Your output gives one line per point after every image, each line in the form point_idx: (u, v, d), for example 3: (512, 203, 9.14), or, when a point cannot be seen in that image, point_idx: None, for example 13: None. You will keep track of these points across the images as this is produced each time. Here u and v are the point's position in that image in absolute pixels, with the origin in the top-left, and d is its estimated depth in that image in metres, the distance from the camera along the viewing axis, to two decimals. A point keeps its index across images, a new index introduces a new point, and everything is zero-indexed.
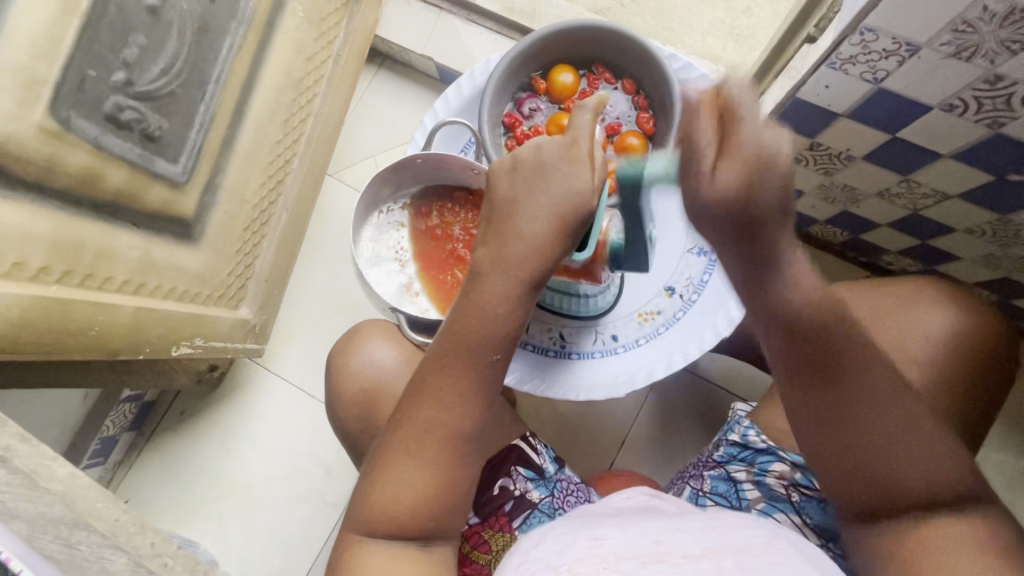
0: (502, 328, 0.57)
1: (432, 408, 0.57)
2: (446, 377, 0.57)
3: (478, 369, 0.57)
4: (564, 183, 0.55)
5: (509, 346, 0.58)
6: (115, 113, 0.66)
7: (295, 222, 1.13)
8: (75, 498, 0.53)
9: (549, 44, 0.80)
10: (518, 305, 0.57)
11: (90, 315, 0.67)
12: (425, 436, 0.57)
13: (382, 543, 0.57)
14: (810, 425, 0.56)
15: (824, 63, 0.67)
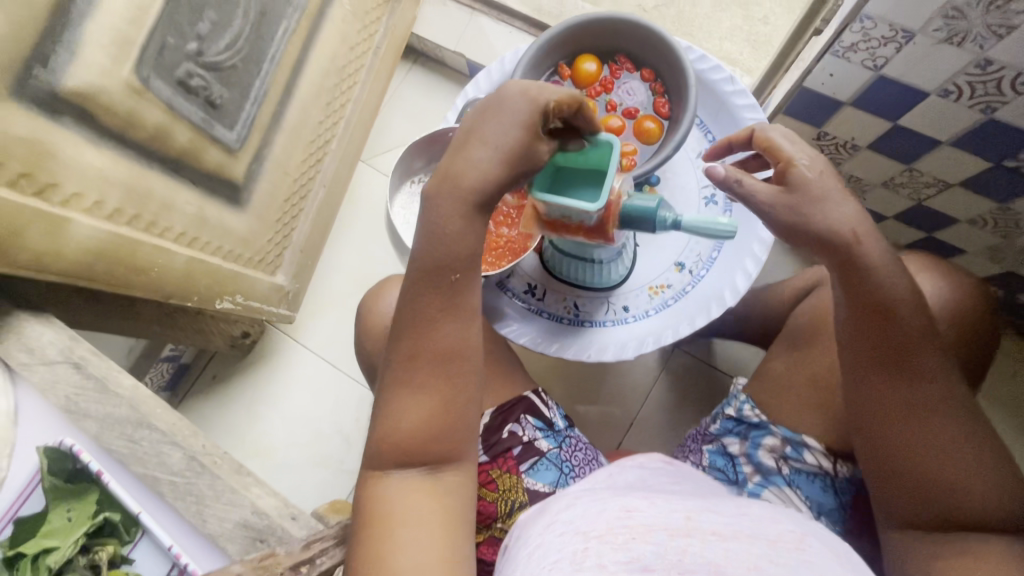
0: (466, 256, 0.63)
1: (412, 338, 0.63)
2: (423, 308, 0.63)
3: (448, 294, 0.63)
4: (510, 134, 0.60)
5: (473, 273, 0.64)
6: (186, 79, 0.74)
7: (330, 201, 1.20)
8: (140, 402, 0.71)
9: (576, 34, 0.86)
10: (478, 235, 0.63)
11: (153, 257, 0.75)
12: (409, 363, 0.63)
13: (397, 471, 0.63)
14: (882, 422, 0.61)
15: (828, 52, 0.72)
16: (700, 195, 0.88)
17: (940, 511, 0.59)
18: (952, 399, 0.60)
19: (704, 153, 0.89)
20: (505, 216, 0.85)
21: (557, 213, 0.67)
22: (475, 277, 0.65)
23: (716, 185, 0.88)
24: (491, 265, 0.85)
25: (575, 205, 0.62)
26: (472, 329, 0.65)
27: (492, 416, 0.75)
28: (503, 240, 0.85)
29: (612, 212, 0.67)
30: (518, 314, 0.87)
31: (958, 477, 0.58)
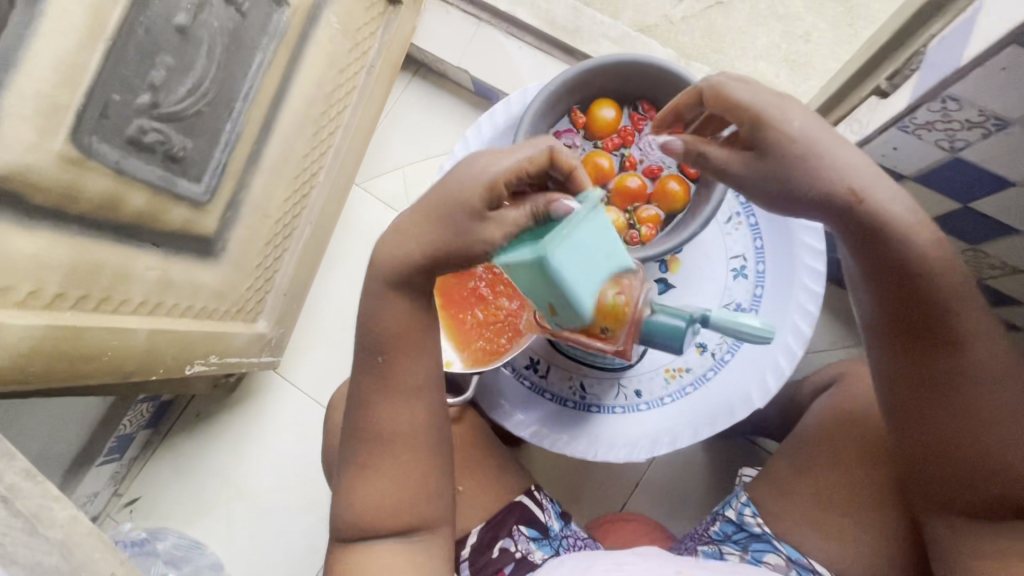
0: (398, 335, 0.59)
1: (360, 415, 0.60)
2: (369, 394, 0.59)
3: (390, 368, 0.59)
4: (438, 234, 0.55)
5: (406, 350, 0.59)
6: (138, 136, 0.64)
7: (319, 235, 1.10)
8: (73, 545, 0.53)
9: (593, 77, 0.74)
10: (417, 314, 0.59)
11: (105, 340, 0.67)
12: (353, 446, 0.60)
13: (367, 544, 0.59)
14: (934, 408, 0.60)
15: (895, 125, 0.64)
16: (728, 267, 0.78)
17: (983, 495, 0.59)
18: (988, 375, 0.58)
19: (735, 217, 0.78)
20: (507, 286, 0.77)
21: (533, 295, 0.52)
22: (415, 354, 0.60)
23: (746, 255, 0.78)
24: (489, 342, 0.77)
25: (518, 263, 0.48)
26: (415, 409, 0.60)
27: (481, 533, 0.69)
28: (504, 313, 0.77)
29: (633, 328, 0.57)
30: (519, 399, 0.78)
31: (1004, 456, 0.57)
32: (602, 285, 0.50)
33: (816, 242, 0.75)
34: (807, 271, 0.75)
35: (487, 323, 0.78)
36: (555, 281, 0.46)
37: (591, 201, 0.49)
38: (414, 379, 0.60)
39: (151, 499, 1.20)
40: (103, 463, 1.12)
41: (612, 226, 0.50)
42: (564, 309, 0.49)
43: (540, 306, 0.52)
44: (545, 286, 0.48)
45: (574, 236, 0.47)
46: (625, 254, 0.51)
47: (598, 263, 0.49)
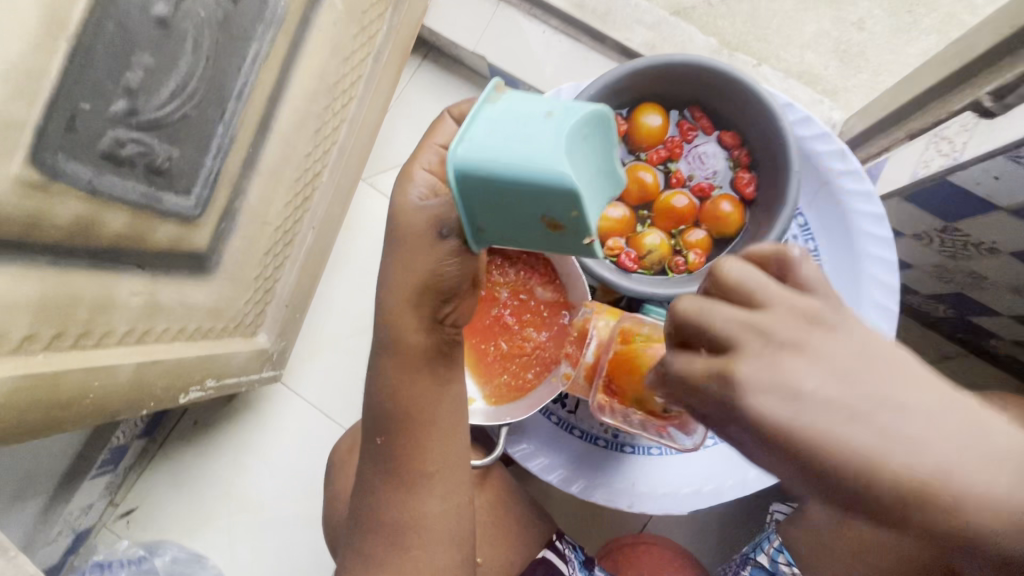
0: (411, 418, 0.56)
1: (371, 499, 0.58)
2: (381, 477, 0.57)
3: (398, 452, 0.56)
4: (386, 250, 0.53)
5: (422, 435, 0.56)
6: (114, 150, 0.55)
7: (322, 239, 1.01)
8: None
9: (640, 80, 0.65)
10: (436, 391, 0.56)
11: (85, 380, 0.60)
12: (364, 530, 0.58)
13: None
14: None
15: (1005, 153, 0.54)
16: None
17: None
18: None
19: (791, 242, 0.71)
20: (534, 315, 0.70)
21: (532, 232, 0.42)
22: (431, 437, 0.56)
23: None
24: (514, 377, 0.69)
25: (454, 199, 0.41)
26: (431, 496, 0.56)
27: None
28: (531, 345, 0.70)
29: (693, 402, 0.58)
30: (544, 438, 0.71)
31: None
32: (571, 144, 0.36)
33: (888, 277, 0.67)
34: (875, 308, 0.68)
35: (510, 356, 0.70)
36: (491, 175, 0.37)
37: (487, 95, 0.40)
38: (423, 463, 0.56)
39: (149, 509, 1.15)
40: (96, 475, 1.06)
41: (533, 94, 0.39)
42: (551, 201, 0.38)
43: (550, 237, 0.42)
44: (504, 200, 0.39)
45: (478, 128, 0.38)
46: (575, 99, 0.38)
47: (535, 131, 0.37)
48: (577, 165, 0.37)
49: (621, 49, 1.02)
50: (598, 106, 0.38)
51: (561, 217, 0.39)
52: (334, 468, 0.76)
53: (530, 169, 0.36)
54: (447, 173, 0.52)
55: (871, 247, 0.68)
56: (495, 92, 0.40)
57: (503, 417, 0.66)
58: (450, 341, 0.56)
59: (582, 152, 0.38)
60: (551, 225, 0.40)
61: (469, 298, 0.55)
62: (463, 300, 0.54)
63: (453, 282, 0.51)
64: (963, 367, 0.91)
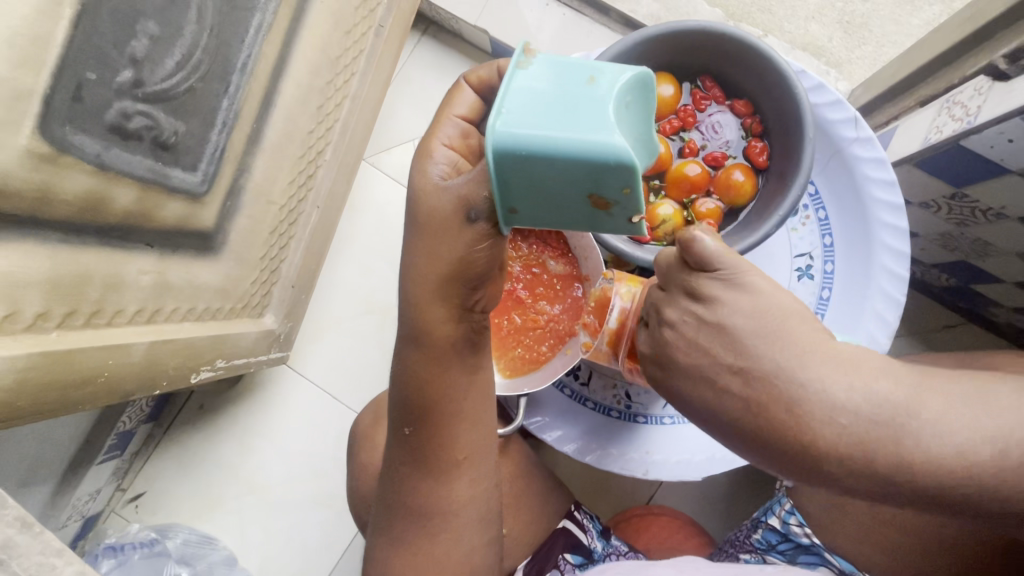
0: (439, 410, 0.55)
1: (400, 487, 0.59)
2: (408, 464, 0.58)
3: (425, 440, 0.56)
4: None
5: (451, 426, 0.56)
6: (122, 122, 0.54)
7: (326, 220, 1.00)
8: None
9: (654, 48, 0.64)
10: (465, 380, 0.56)
11: (99, 360, 0.60)
12: (394, 513, 0.59)
13: None
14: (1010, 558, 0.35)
15: (1019, 114, 0.53)
16: (792, 266, 0.71)
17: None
18: None
19: (802, 211, 0.71)
20: (547, 289, 0.70)
21: (573, 209, 0.41)
22: (459, 427, 0.57)
23: (813, 254, 0.71)
24: (528, 350, 0.70)
25: (492, 179, 0.39)
26: (459, 483, 0.58)
27: (528, 567, 0.67)
28: (545, 319, 0.70)
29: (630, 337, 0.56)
30: (560, 410, 0.71)
31: None
32: (619, 112, 0.36)
33: (898, 244, 0.68)
34: (886, 275, 0.68)
35: (525, 330, 0.70)
36: (538, 149, 0.35)
37: (517, 60, 0.38)
38: (450, 447, 0.57)
39: (158, 493, 1.15)
40: (104, 460, 1.06)
41: (566, 60, 0.38)
42: (601, 175, 0.36)
43: (590, 214, 0.41)
44: (547, 175, 0.37)
45: (516, 98, 0.37)
46: (615, 64, 0.37)
47: (580, 99, 0.36)
48: (625, 136, 0.36)
49: (625, 21, 1.01)
50: (638, 71, 0.37)
51: (610, 193, 0.38)
52: (355, 446, 0.76)
53: (579, 141, 0.35)
54: (467, 150, 0.51)
55: (882, 213, 0.68)
56: (525, 58, 0.38)
57: (518, 389, 0.66)
58: (478, 326, 0.56)
59: (625, 121, 0.37)
60: (595, 201, 0.39)
61: (496, 282, 0.54)
62: (491, 283, 0.53)
63: (485, 265, 0.50)
64: (965, 336, 0.92)
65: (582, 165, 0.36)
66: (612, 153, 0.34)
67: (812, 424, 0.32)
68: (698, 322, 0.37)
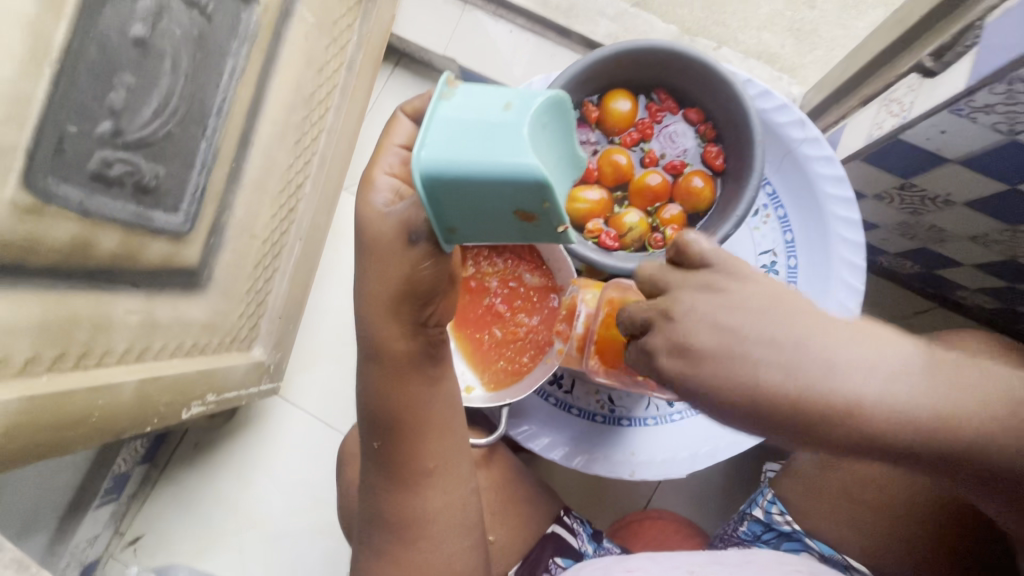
0: (406, 421, 0.57)
1: (377, 502, 0.60)
2: (382, 478, 0.60)
3: (396, 451, 0.58)
4: (362, 261, 0.53)
5: (418, 437, 0.58)
6: (103, 170, 0.57)
7: (309, 250, 1.02)
8: None
9: (606, 69, 0.68)
10: (427, 391, 0.58)
11: (90, 401, 0.61)
12: (373, 527, 0.61)
13: None
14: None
15: (947, 108, 0.56)
16: (758, 262, 0.74)
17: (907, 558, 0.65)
18: None
19: (762, 210, 0.75)
20: (525, 301, 0.73)
21: (507, 225, 0.43)
22: (426, 436, 0.58)
23: (776, 250, 0.74)
24: (510, 362, 0.72)
25: (424, 202, 0.42)
26: (432, 492, 0.59)
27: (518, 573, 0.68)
28: (524, 330, 0.72)
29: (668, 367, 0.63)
30: (543, 418, 0.73)
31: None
32: (533, 134, 0.38)
33: (853, 235, 0.71)
34: (845, 265, 0.71)
35: (505, 343, 0.72)
36: (460, 174, 0.38)
37: (440, 91, 0.41)
38: (418, 458, 0.58)
39: (156, 534, 1.15)
40: (100, 505, 1.06)
41: (486, 89, 0.40)
42: (519, 193, 0.39)
43: (524, 228, 0.43)
44: (473, 195, 0.40)
45: (437, 128, 0.39)
46: (532, 89, 0.39)
47: (495, 123, 0.38)
48: (542, 156, 0.38)
49: (587, 43, 1.05)
50: (555, 92, 0.39)
51: (533, 207, 0.40)
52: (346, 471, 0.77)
53: (496, 164, 0.37)
54: (409, 175, 0.54)
55: (837, 208, 0.71)
56: (449, 90, 0.41)
57: (501, 399, 0.69)
58: (436, 339, 0.58)
59: (544, 141, 0.39)
60: (521, 217, 0.41)
61: (448, 296, 0.56)
62: (443, 298, 0.55)
63: (430, 284, 0.52)
64: (935, 320, 0.95)
65: (500, 185, 0.38)
66: (526, 173, 0.37)
67: (844, 383, 0.30)
68: (713, 303, 0.33)
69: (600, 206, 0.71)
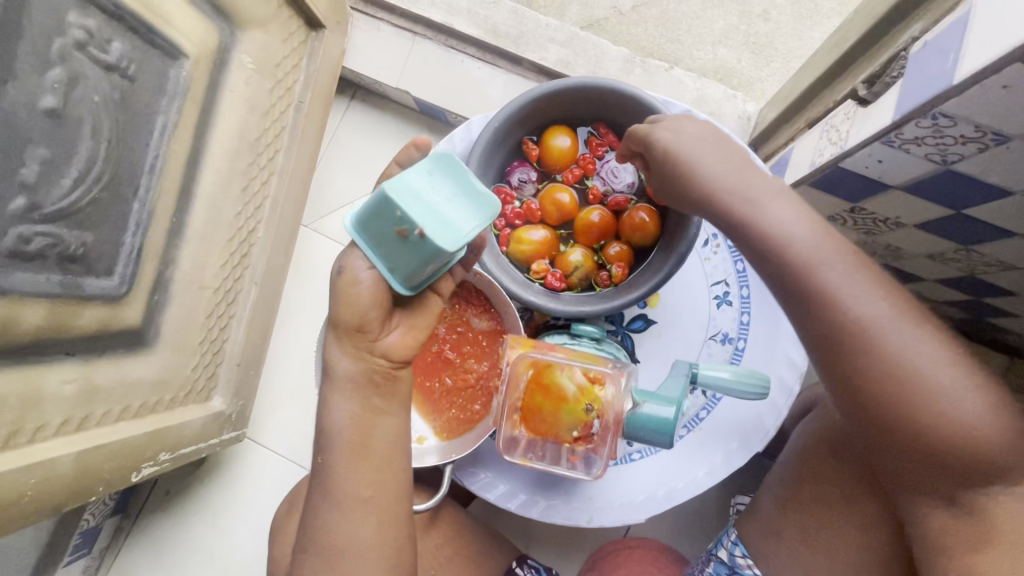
0: (346, 443, 0.54)
1: (309, 526, 0.56)
2: (319, 502, 0.56)
3: (334, 473, 0.55)
4: None
5: (355, 461, 0.54)
6: (20, 246, 0.56)
7: (268, 292, 1.00)
8: None
9: (543, 108, 0.67)
10: (370, 416, 0.55)
11: (22, 479, 0.60)
12: (301, 560, 0.56)
13: None
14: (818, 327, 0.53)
15: (879, 139, 0.57)
16: (711, 294, 0.73)
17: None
18: (868, 328, 0.51)
19: (712, 240, 0.73)
20: (474, 345, 0.71)
21: (404, 253, 0.49)
22: (364, 462, 0.55)
23: (728, 280, 0.73)
24: (462, 410, 0.70)
25: (352, 235, 0.51)
26: (367, 524, 0.55)
27: None
28: (474, 376, 0.71)
29: (610, 429, 0.61)
30: (498, 467, 0.71)
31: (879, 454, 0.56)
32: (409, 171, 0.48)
33: None
34: None
35: (456, 390, 0.71)
36: (363, 208, 0.49)
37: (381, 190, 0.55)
38: (355, 485, 0.55)
39: None
40: (70, 561, 1.04)
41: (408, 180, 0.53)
42: (395, 206, 0.47)
43: (415, 247, 0.48)
44: (376, 223, 0.49)
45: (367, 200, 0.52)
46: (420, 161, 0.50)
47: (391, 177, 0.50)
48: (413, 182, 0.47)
49: (538, 69, 1.04)
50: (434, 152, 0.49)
51: (408, 221, 0.47)
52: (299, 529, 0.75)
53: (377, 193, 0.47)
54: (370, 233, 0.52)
55: None
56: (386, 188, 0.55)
57: (453, 453, 0.67)
58: (385, 372, 0.55)
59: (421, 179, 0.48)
60: (406, 232, 0.47)
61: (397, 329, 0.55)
62: (391, 328, 0.55)
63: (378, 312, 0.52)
64: None
65: (383, 206, 0.47)
66: (393, 192, 0.46)
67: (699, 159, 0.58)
68: (688, 136, 0.60)
69: (544, 247, 0.70)
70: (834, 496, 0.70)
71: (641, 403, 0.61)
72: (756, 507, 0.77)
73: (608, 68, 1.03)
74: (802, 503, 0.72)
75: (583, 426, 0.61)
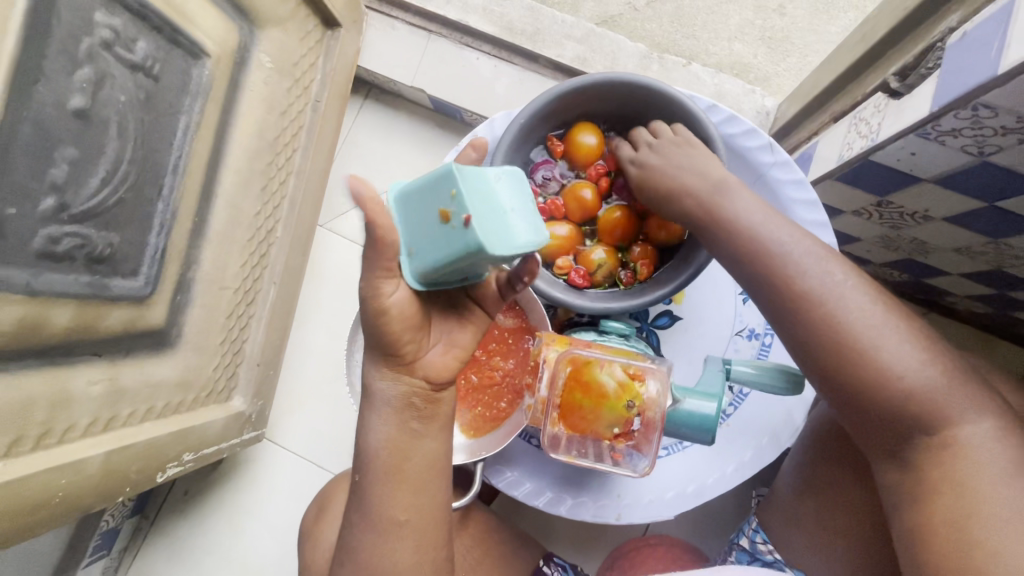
0: (383, 469, 0.54)
1: (347, 550, 0.56)
2: (356, 525, 0.56)
3: (371, 501, 0.55)
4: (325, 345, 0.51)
5: (391, 487, 0.54)
6: (50, 247, 0.56)
7: (287, 293, 1.00)
8: None
9: (569, 104, 0.67)
10: (405, 441, 0.54)
11: (51, 481, 0.60)
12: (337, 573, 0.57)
13: None
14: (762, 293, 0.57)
15: (915, 131, 0.57)
16: (737, 290, 0.73)
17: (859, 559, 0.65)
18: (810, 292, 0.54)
19: None
20: (499, 343, 0.70)
21: (436, 239, 0.48)
22: (400, 488, 0.54)
23: None
24: (488, 408, 0.70)
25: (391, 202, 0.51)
26: (405, 546, 0.55)
27: None
28: (500, 374, 0.70)
29: (652, 428, 0.62)
30: (528, 465, 0.71)
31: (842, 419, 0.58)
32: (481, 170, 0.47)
33: None
34: None
35: (481, 388, 0.70)
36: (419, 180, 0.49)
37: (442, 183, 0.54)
38: (392, 513, 0.54)
39: None
40: (89, 563, 1.04)
41: None
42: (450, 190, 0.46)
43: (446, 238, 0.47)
44: (423, 198, 0.48)
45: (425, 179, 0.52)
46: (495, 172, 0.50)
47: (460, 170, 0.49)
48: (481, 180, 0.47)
49: (555, 66, 1.03)
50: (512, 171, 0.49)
51: (456, 209, 0.46)
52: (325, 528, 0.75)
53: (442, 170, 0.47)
54: None
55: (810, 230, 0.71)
56: None
57: (481, 452, 0.67)
58: (426, 394, 0.55)
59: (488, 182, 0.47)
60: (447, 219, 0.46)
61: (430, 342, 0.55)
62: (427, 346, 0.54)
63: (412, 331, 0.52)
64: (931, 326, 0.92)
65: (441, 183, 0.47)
66: (462, 177, 0.46)
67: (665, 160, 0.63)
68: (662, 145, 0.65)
69: (568, 245, 0.70)
70: (845, 476, 0.69)
71: (681, 398, 0.62)
72: (774, 492, 0.76)
73: (624, 64, 1.02)
74: (817, 488, 0.71)
75: (624, 422, 0.61)
